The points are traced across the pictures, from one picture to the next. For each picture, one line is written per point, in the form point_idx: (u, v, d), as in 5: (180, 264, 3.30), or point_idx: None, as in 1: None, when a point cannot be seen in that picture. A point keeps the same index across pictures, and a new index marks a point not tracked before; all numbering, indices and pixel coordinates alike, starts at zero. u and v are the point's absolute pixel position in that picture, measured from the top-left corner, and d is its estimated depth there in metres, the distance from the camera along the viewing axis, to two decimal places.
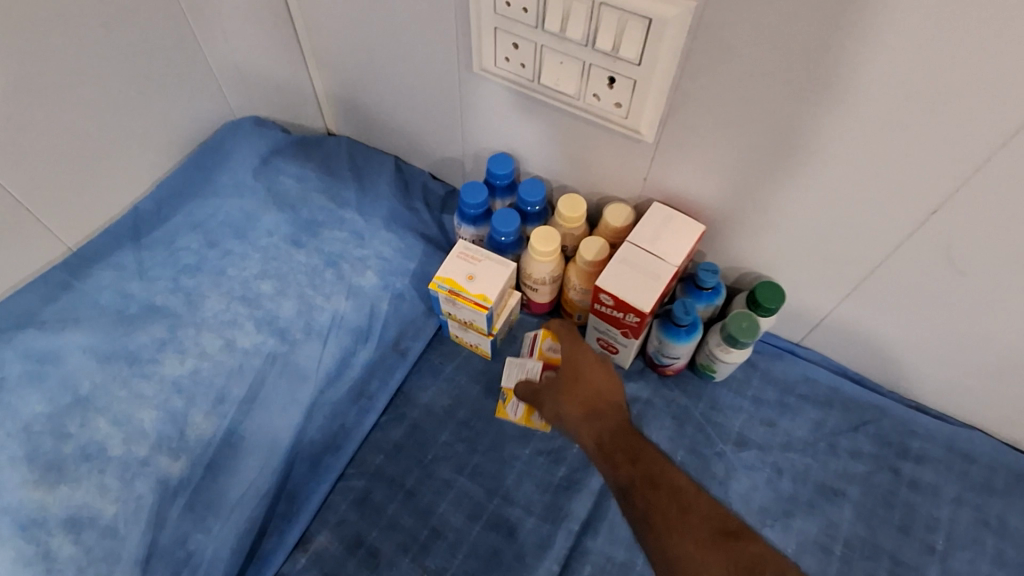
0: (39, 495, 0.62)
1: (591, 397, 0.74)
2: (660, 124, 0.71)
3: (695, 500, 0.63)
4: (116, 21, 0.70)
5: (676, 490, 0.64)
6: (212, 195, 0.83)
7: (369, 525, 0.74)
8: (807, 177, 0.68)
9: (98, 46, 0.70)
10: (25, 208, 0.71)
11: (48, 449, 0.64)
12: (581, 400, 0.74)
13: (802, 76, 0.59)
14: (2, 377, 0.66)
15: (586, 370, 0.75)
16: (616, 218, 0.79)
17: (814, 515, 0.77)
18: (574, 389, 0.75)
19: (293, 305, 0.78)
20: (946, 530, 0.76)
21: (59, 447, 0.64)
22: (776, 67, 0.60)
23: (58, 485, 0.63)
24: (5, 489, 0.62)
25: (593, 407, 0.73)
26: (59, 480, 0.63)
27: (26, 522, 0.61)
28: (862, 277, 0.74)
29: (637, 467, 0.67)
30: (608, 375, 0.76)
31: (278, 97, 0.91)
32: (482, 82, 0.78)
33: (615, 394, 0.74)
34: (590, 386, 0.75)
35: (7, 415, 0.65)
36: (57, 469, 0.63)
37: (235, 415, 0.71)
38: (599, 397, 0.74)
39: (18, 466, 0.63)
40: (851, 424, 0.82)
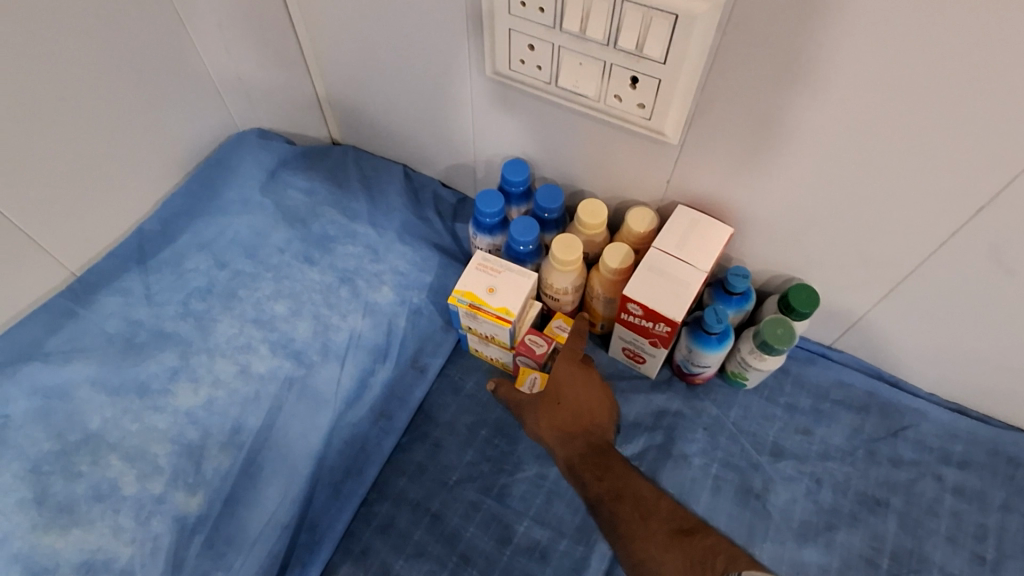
0: (51, 539, 0.59)
1: (569, 420, 0.73)
2: (686, 124, 0.68)
3: (656, 506, 0.65)
4: (111, 35, 0.67)
5: (640, 500, 0.66)
6: (218, 212, 0.79)
7: (396, 554, 0.71)
8: (844, 175, 0.64)
9: (94, 62, 0.67)
10: (24, 236, 0.67)
11: (58, 490, 0.61)
12: (560, 421, 0.73)
13: (842, 71, 0.55)
14: (7, 416, 0.63)
15: (567, 391, 0.74)
16: (640, 224, 0.76)
17: (857, 527, 0.74)
18: (555, 409, 0.74)
19: (308, 326, 0.74)
20: (994, 539, 0.73)
21: (69, 488, 0.61)
22: (813, 62, 0.56)
23: (71, 528, 0.60)
24: (14, 535, 0.59)
25: (570, 431, 0.73)
26: (71, 522, 0.60)
27: (38, 569, 0.58)
28: (901, 278, 0.71)
29: (619, 502, 0.66)
30: (591, 397, 0.75)
31: (281, 107, 0.88)
32: (495, 86, 0.75)
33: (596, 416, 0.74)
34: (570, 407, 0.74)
35: (13, 456, 0.61)
36: (68, 511, 0.60)
37: (252, 445, 0.68)
38: (576, 418, 0.73)
39: (28, 509, 0.60)
40: (889, 429, 0.79)
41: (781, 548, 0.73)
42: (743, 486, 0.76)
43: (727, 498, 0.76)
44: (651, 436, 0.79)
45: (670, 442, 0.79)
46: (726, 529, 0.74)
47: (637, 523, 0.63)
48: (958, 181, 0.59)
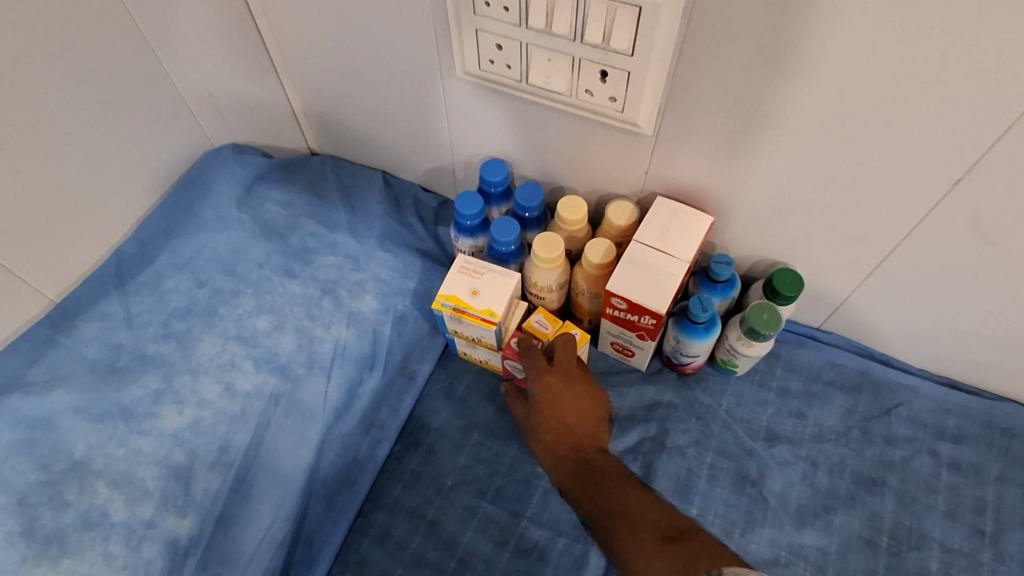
0: (41, 572, 0.59)
1: (555, 438, 0.72)
2: (659, 114, 0.68)
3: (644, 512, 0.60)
4: (74, 59, 0.66)
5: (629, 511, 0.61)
6: (196, 231, 0.79)
7: (395, 563, 0.71)
8: (820, 155, 0.64)
9: (58, 88, 0.66)
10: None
11: (47, 521, 0.60)
12: (548, 435, 0.72)
13: (810, 51, 0.55)
14: None
15: (552, 404, 0.72)
16: (621, 217, 0.76)
17: (855, 508, 0.74)
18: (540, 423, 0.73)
19: (292, 339, 0.74)
20: (993, 512, 0.73)
21: (58, 518, 0.61)
22: (781, 42, 0.56)
23: (61, 559, 0.59)
24: (4, 569, 0.58)
25: (558, 451, 0.71)
26: (61, 552, 0.60)
27: None
28: (883, 257, 0.71)
29: (612, 523, 0.61)
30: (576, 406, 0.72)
31: (255, 121, 0.87)
32: (468, 87, 0.75)
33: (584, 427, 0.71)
34: (560, 419, 0.72)
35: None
36: (58, 541, 0.60)
37: (241, 463, 0.67)
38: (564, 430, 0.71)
39: (17, 542, 0.59)
40: (882, 408, 0.79)
41: (781, 533, 0.73)
42: (739, 473, 0.76)
43: (723, 486, 0.75)
44: (645, 429, 0.79)
45: (664, 433, 0.79)
46: (724, 517, 0.74)
47: (625, 536, 0.59)
48: (933, 153, 0.59)
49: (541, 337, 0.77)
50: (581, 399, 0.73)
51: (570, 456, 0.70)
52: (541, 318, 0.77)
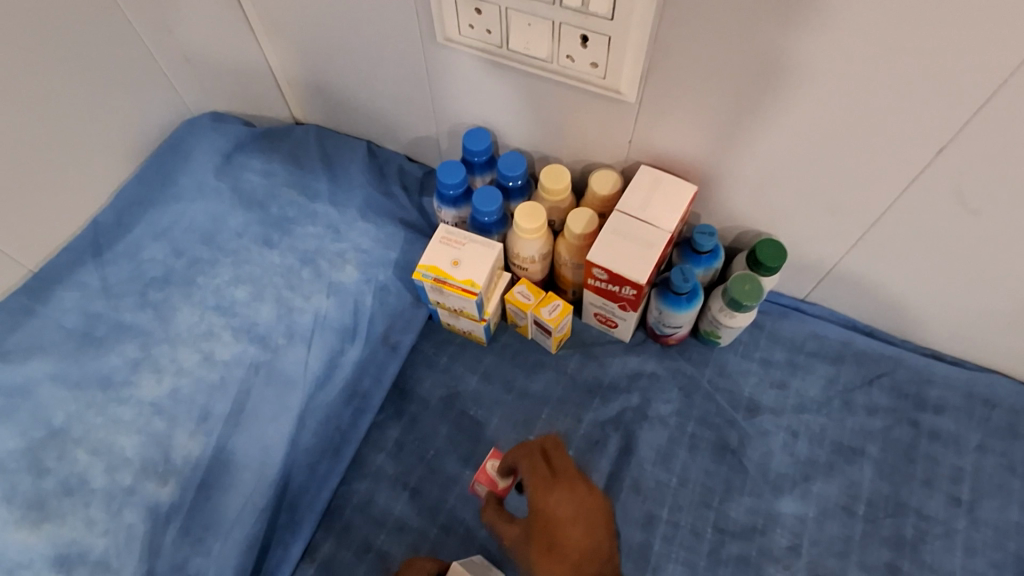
0: (23, 536, 0.59)
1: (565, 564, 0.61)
2: (642, 81, 0.66)
3: None
4: (43, 23, 0.64)
5: None
6: (175, 200, 0.78)
7: (377, 529, 0.72)
8: (806, 123, 0.63)
9: (29, 53, 0.64)
10: None
11: (27, 487, 0.61)
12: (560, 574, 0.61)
13: (798, 15, 0.53)
14: None
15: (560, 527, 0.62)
16: (604, 185, 0.75)
17: (834, 476, 0.74)
18: (547, 555, 0.62)
19: (271, 309, 0.74)
20: (970, 481, 0.73)
21: (38, 484, 0.61)
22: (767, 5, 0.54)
23: (42, 523, 0.60)
24: None
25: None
26: (42, 518, 0.60)
27: (12, 565, 0.58)
28: (867, 226, 0.70)
29: None
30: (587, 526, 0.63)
31: (234, 88, 0.86)
32: (448, 53, 0.73)
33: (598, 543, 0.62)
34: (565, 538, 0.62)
35: None
36: (38, 507, 0.60)
37: (221, 432, 0.68)
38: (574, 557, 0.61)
39: None
40: (864, 378, 0.79)
41: (759, 501, 0.73)
42: (720, 442, 0.77)
43: (704, 455, 0.76)
44: (627, 399, 0.79)
45: (646, 404, 0.79)
46: (703, 486, 0.74)
47: None
48: (919, 121, 0.57)
49: (523, 307, 0.77)
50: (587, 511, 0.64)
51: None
52: (524, 289, 0.78)
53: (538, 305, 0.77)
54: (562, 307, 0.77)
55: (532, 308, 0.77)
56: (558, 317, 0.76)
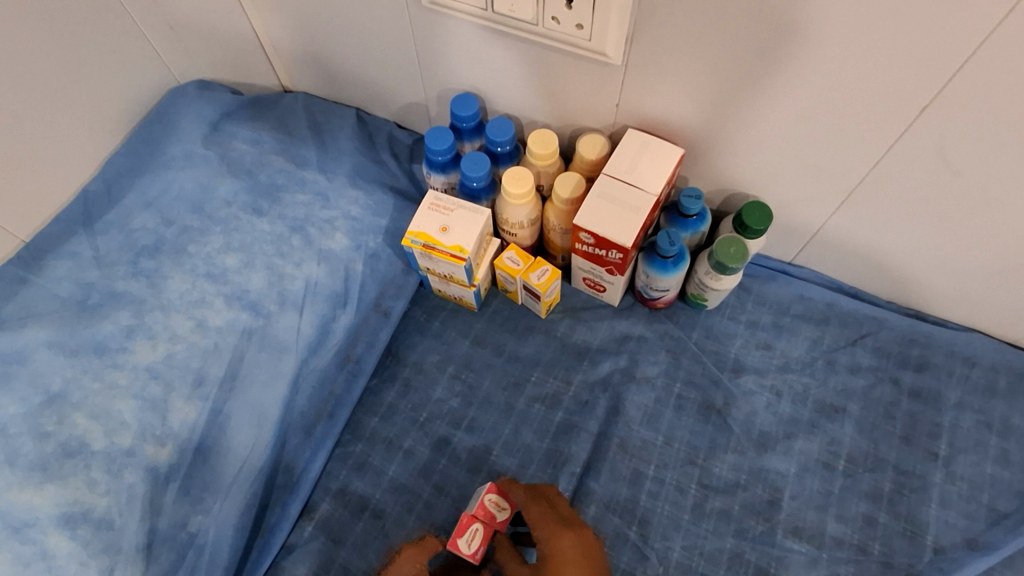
0: (27, 496, 0.61)
1: None
2: (628, 43, 0.66)
3: None
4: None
5: None
6: (163, 169, 0.78)
7: (372, 488, 0.74)
8: (791, 86, 0.62)
9: (9, 19, 0.63)
10: None
11: (29, 450, 0.62)
12: None
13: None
14: None
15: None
16: (591, 150, 0.75)
17: (815, 434, 0.76)
18: None
19: (263, 277, 0.75)
20: (948, 436, 0.75)
21: (39, 447, 0.63)
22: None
23: (45, 484, 0.62)
24: None
25: None
26: (45, 479, 0.62)
27: (18, 524, 0.60)
28: (852, 189, 0.70)
29: None
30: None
31: (220, 54, 0.85)
32: (434, 17, 0.72)
33: None
34: None
35: None
36: (41, 469, 0.62)
37: (217, 396, 0.70)
38: None
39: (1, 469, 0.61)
40: (848, 339, 0.81)
41: (743, 458, 0.75)
42: (706, 402, 0.78)
43: (690, 415, 0.78)
44: (616, 361, 0.81)
45: (634, 366, 0.80)
46: (689, 444, 0.76)
47: None
48: (901, 81, 0.58)
49: (512, 273, 0.78)
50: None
51: None
52: (512, 255, 0.79)
53: (527, 271, 0.78)
54: (550, 271, 0.77)
55: (521, 273, 0.78)
56: (547, 281, 0.77)
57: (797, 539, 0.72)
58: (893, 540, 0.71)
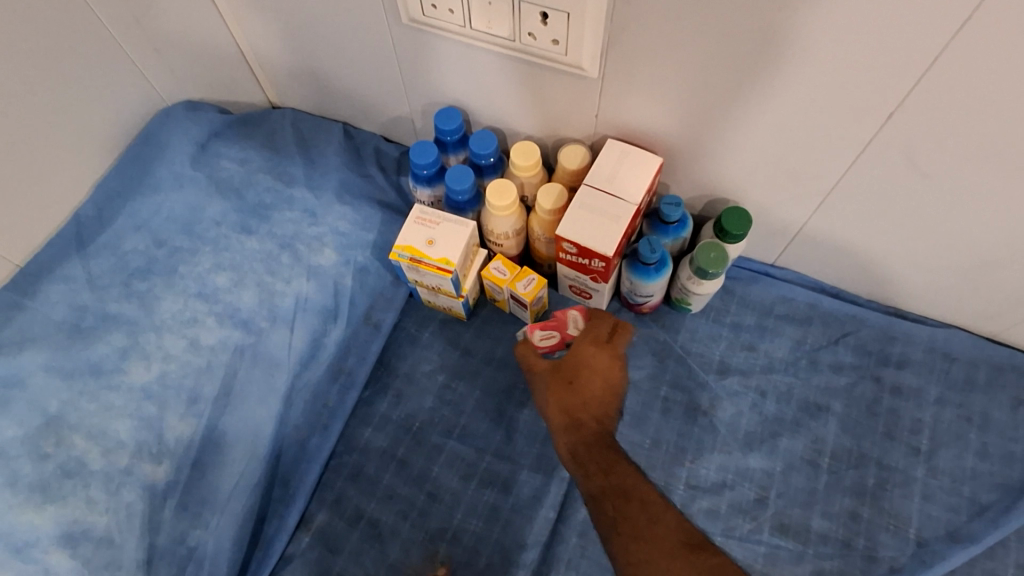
0: (28, 517, 0.62)
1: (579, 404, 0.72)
2: (603, 56, 0.67)
3: (663, 512, 0.61)
4: (7, 19, 0.64)
5: (646, 501, 0.63)
6: (153, 191, 0.80)
7: (367, 498, 0.76)
8: (763, 93, 0.64)
9: None
10: None
11: (29, 472, 0.64)
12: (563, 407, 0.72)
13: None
14: None
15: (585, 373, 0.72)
16: (572, 160, 0.76)
17: (800, 432, 0.78)
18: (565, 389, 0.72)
19: (253, 294, 0.76)
20: (929, 431, 0.77)
21: (39, 469, 0.64)
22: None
23: (45, 505, 0.63)
24: None
25: (575, 415, 0.71)
26: (46, 500, 0.63)
27: (21, 544, 0.62)
28: (828, 191, 0.72)
29: (625, 501, 0.63)
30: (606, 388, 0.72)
31: (206, 75, 0.86)
32: (414, 34, 0.74)
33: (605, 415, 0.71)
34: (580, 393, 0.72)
35: None
36: (41, 490, 0.64)
37: (212, 413, 0.71)
38: (584, 406, 0.71)
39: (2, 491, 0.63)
40: (830, 338, 0.82)
41: (729, 458, 0.77)
42: (692, 403, 0.80)
43: (676, 417, 0.79)
44: None
45: None
46: (676, 445, 0.78)
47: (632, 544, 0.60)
48: (869, 86, 0.59)
49: (499, 282, 0.79)
50: (607, 378, 0.73)
51: (591, 428, 0.70)
52: (498, 264, 0.80)
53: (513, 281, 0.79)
54: (536, 280, 0.79)
55: (507, 283, 0.79)
56: (534, 291, 0.79)
57: (783, 536, 0.73)
58: (877, 534, 0.73)
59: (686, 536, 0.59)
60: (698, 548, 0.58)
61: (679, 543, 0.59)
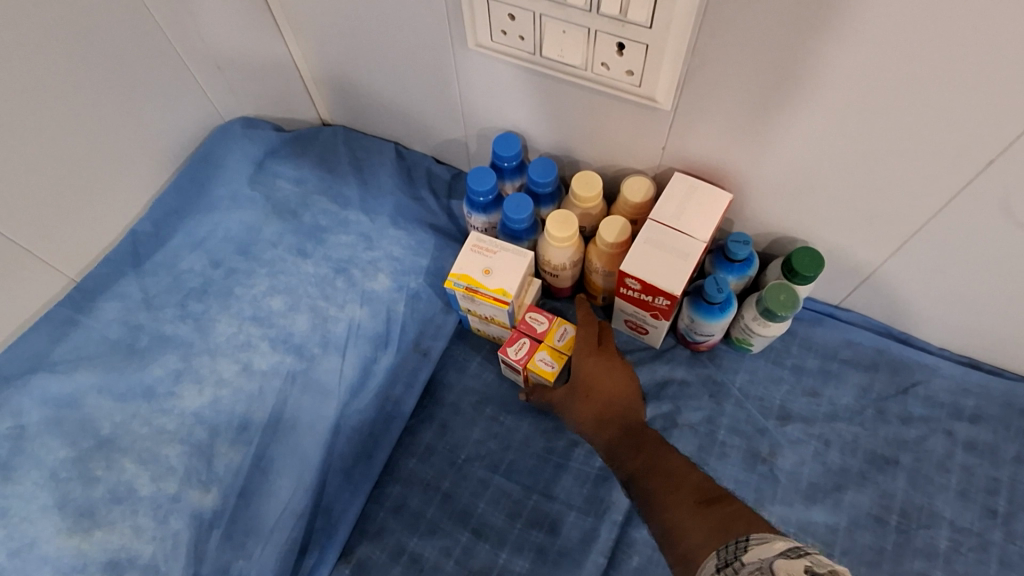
0: (75, 542, 0.62)
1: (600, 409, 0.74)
2: (678, 89, 0.65)
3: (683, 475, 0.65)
4: (78, 34, 0.64)
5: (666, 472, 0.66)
6: (209, 210, 0.79)
7: (410, 532, 0.73)
8: (850, 134, 0.61)
9: (69, 70, 0.65)
10: (25, 249, 0.68)
11: (78, 495, 0.63)
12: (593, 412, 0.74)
13: (851, 22, 0.51)
14: (20, 426, 0.65)
15: (596, 381, 0.74)
16: (636, 193, 0.74)
17: (866, 486, 0.74)
18: (584, 403, 0.74)
19: (307, 319, 0.75)
20: (1007, 493, 0.72)
21: (88, 493, 0.64)
22: (818, 11, 0.51)
23: (93, 530, 0.62)
24: (41, 540, 0.61)
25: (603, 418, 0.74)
26: (93, 525, 0.63)
27: (68, 569, 0.61)
28: (907, 236, 0.68)
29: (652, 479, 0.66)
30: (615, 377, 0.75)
31: (264, 93, 0.85)
32: (478, 60, 0.72)
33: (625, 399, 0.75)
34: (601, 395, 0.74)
35: (31, 465, 0.64)
36: (89, 514, 0.63)
37: (261, 440, 0.70)
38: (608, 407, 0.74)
39: (51, 514, 0.62)
40: (898, 387, 0.78)
41: (790, 510, 0.73)
42: (751, 449, 0.76)
43: (734, 463, 0.76)
44: (657, 406, 0.79)
45: (677, 411, 0.79)
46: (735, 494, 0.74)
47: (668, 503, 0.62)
48: (967, 133, 0.56)
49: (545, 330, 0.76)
50: (619, 375, 0.76)
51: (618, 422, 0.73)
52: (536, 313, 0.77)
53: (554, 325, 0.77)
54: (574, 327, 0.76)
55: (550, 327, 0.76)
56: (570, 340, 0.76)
57: None
58: None
59: (703, 495, 0.61)
60: (713, 502, 0.59)
61: (694, 502, 0.60)
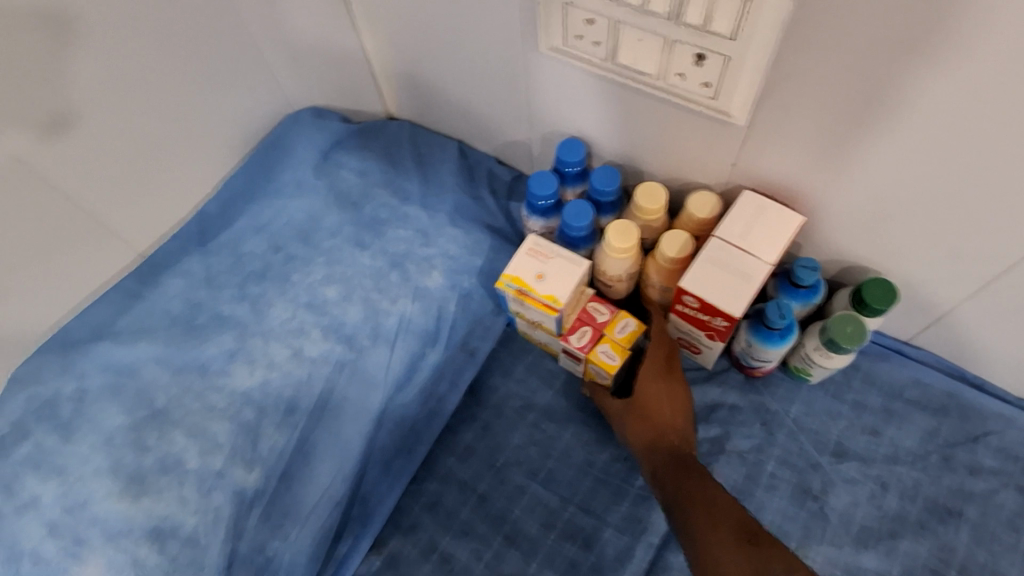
0: (122, 505, 0.64)
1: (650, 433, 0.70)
2: (756, 104, 0.62)
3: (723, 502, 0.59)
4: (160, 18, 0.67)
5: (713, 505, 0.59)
6: (275, 197, 0.81)
7: (443, 530, 0.73)
8: (941, 163, 0.56)
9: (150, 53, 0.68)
10: (100, 223, 0.72)
11: (129, 461, 0.66)
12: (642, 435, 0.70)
13: (956, 50, 0.47)
14: (85, 389, 0.68)
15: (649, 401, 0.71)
16: (701, 208, 0.72)
17: (924, 535, 0.70)
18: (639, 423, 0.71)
19: (360, 309, 0.76)
20: None
21: (139, 460, 0.66)
22: (920, 30, 0.47)
23: (140, 497, 0.65)
24: (93, 499, 0.64)
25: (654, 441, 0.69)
26: (141, 491, 0.65)
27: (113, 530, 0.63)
28: (994, 278, 0.64)
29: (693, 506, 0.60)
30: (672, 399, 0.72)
31: (334, 84, 0.86)
32: (550, 62, 0.70)
33: (680, 423, 0.71)
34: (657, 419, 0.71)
35: (91, 426, 0.67)
36: (138, 481, 0.65)
37: (306, 426, 0.71)
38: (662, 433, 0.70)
39: (104, 475, 0.65)
40: (969, 435, 0.73)
41: (838, 554, 0.70)
42: (801, 485, 0.73)
43: (782, 497, 0.73)
44: (705, 428, 0.77)
45: (725, 436, 0.76)
46: (779, 529, 0.71)
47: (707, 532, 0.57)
48: None
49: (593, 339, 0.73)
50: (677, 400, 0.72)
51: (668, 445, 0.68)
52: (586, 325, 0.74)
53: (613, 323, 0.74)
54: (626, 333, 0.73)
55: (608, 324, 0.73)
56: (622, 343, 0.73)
57: None
58: None
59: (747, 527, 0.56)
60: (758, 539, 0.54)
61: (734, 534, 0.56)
